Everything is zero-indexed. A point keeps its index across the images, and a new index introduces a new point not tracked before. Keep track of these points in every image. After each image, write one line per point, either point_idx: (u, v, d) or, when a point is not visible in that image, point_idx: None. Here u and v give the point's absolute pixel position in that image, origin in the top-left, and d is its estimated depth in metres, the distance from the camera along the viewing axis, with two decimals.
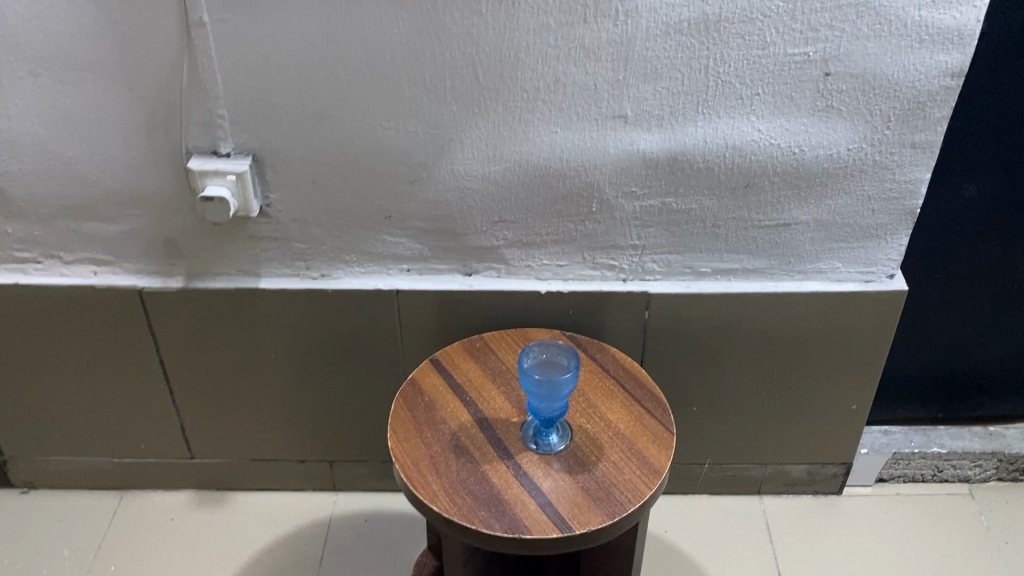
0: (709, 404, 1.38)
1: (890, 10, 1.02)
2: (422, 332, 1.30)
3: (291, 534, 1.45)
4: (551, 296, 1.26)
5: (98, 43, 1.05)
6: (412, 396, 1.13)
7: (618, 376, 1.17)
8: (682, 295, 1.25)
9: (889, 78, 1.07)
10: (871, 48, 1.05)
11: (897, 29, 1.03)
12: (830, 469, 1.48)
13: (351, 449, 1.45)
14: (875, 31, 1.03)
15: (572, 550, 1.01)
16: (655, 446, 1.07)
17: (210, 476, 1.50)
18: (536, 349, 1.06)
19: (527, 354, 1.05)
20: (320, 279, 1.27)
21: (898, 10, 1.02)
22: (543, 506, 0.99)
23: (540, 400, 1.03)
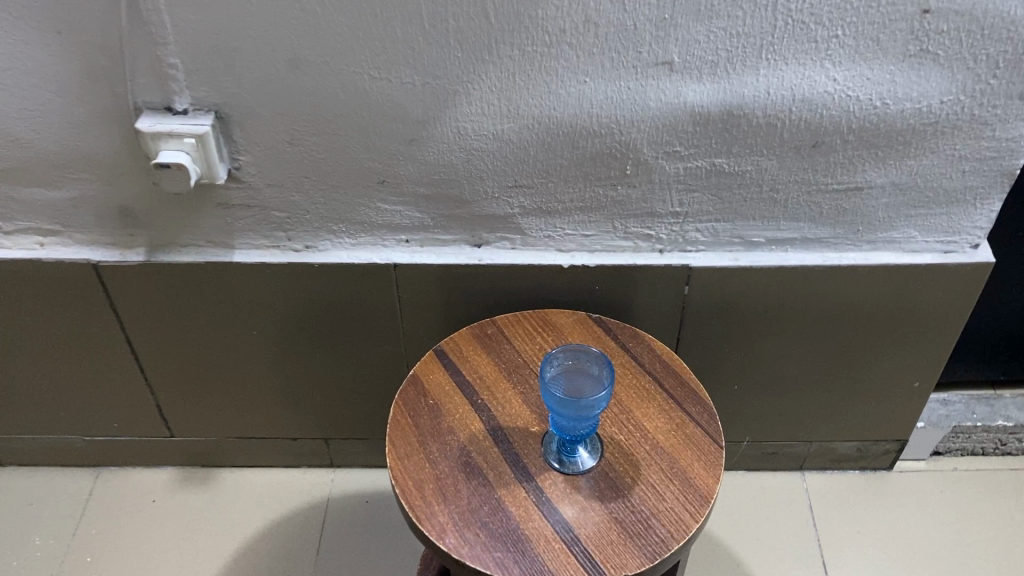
0: (751, 382, 1.22)
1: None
2: (425, 309, 1.12)
3: (285, 518, 1.32)
4: (575, 270, 1.07)
5: None
6: (414, 400, 0.97)
7: (656, 372, 1.00)
8: (729, 269, 1.07)
9: (1005, 16, 0.85)
10: None
11: None
12: (881, 446, 1.33)
13: (348, 428, 1.30)
14: None
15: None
16: (701, 464, 0.91)
17: (193, 453, 1.36)
18: (563, 353, 0.89)
19: (552, 359, 0.89)
20: (304, 251, 1.08)
21: None
22: (571, 546, 0.84)
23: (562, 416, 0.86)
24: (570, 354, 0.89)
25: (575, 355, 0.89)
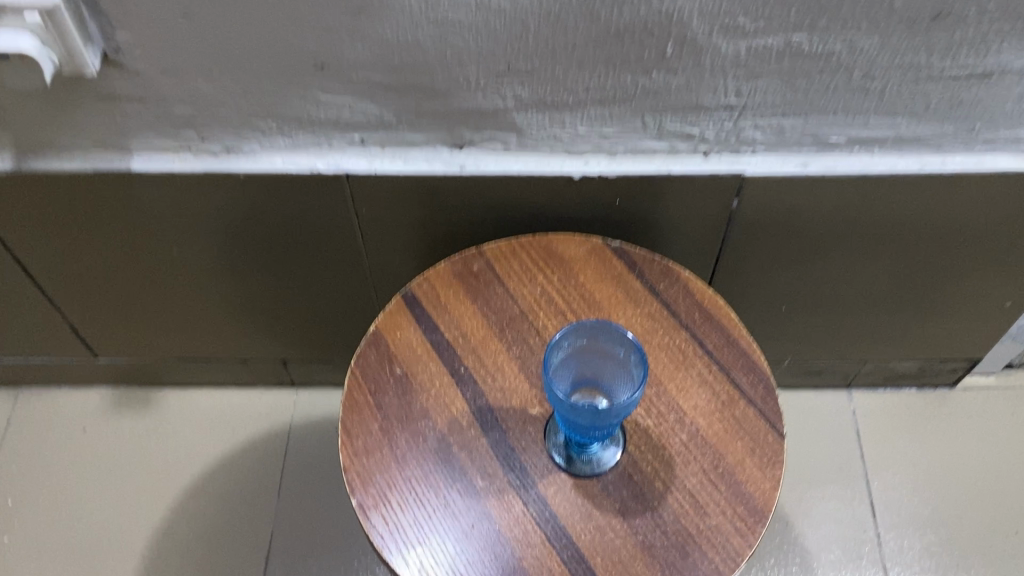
0: (803, 301, 0.98)
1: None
2: (392, 224, 0.87)
3: (241, 449, 1.13)
4: (589, 180, 0.81)
5: None
6: (377, 369, 0.73)
7: (695, 325, 0.75)
8: (794, 178, 0.80)
9: None
10: None
11: None
12: (948, 365, 1.11)
13: (307, 349, 1.09)
14: None
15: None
16: (755, 462, 0.69)
17: (126, 373, 1.14)
18: (574, 332, 0.66)
19: (559, 343, 0.65)
20: (226, 155, 0.81)
21: None
22: None
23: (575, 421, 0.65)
24: (586, 334, 0.66)
25: (591, 334, 0.66)
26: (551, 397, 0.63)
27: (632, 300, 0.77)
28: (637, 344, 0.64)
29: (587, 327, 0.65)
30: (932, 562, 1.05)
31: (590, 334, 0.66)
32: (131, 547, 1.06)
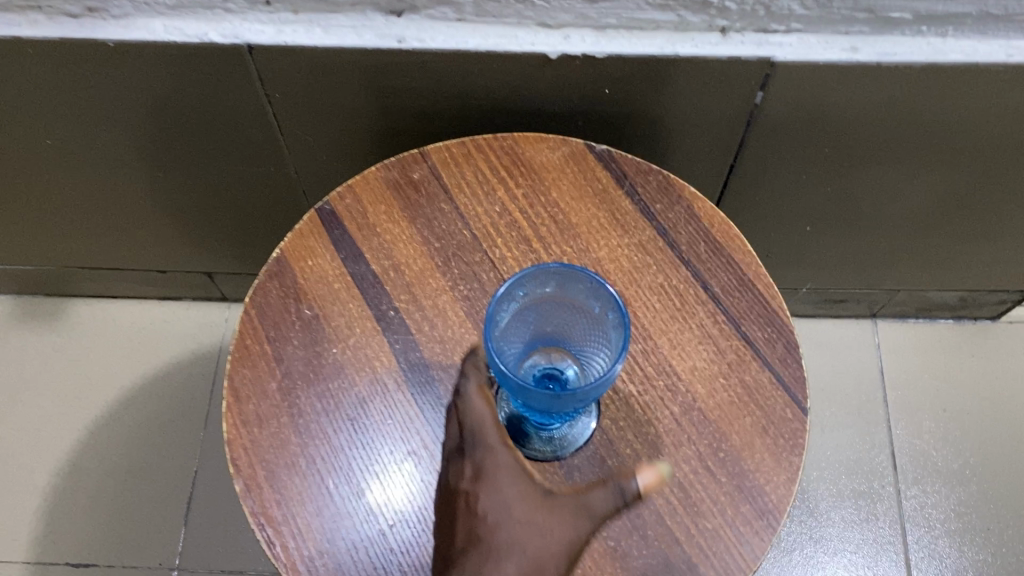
0: (831, 219, 0.80)
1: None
2: (317, 114, 0.68)
3: (162, 375, 0.98)
4: (570, 63, 0.61)
5: None
6: (279, 311, 0.56)
7: (698, 261, 0.58)
8: (837, 68, 0.61)
9: None
10: None
11: None
12: (995, 296, 0.94)
13: (235, 258, 0.93)
14: None
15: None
16: (768, 445, 0.52)
17: (29, 280, 0.98)
18: (533, 277, 0.49)
19: (511, 293, 0.48)
20: (87, 21, 0.61)
21: None
22: None
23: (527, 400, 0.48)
24: (550, 280, 0.49)
25: (558, 281, 0.49)
26: (496, 371, 0.46)
27: (618, 225, 0.59)
28: (619, 300, 0.47)
29: (552, 271, 0.48)
30: (958, 523, 0.91)
31: (556, 281, 0.49)
32: (33, 484, 0.92)
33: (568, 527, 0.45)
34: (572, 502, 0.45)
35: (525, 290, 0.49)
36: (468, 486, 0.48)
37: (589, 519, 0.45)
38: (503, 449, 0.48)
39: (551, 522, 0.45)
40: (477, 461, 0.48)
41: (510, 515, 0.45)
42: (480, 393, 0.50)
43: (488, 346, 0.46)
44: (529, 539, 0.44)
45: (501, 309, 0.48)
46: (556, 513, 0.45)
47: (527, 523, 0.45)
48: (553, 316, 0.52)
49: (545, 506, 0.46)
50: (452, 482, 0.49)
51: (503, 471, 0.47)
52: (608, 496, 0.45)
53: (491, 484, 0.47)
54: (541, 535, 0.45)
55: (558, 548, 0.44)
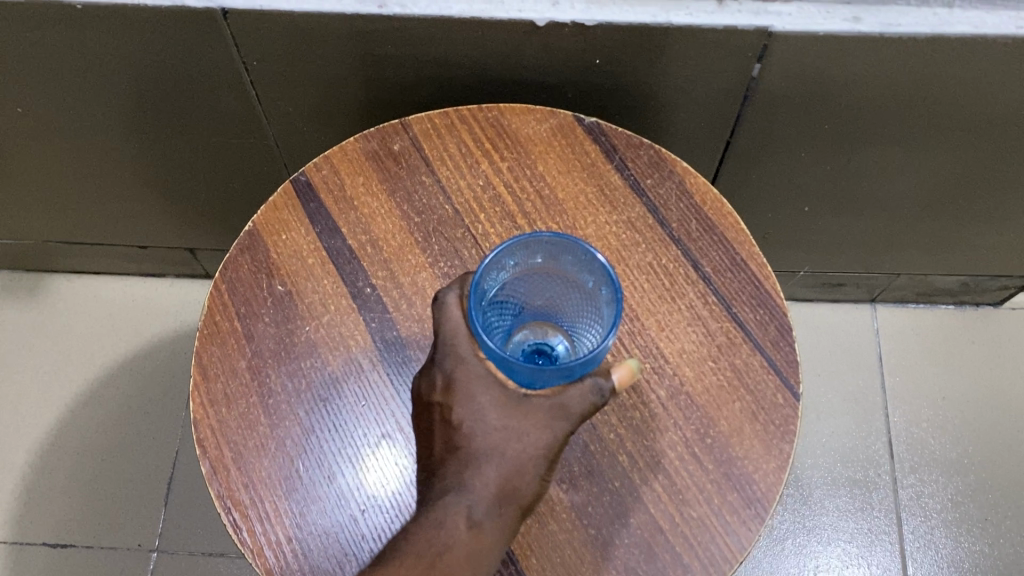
0: (830, 200, 0.78)
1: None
2: (297, 83, 0.66)
3: (143, 353, 0.96)
4: (558, 31, 0.59)
5: None
6: (250, 286, 0.53)
7: (688, 239, 0.55)
8: (838, 39, 0.58)
9: None
10: None
11: None
12: (998, 281, 0.92)
13: (218, 234, 0.90)
14: None
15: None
16: (757, 432, 0.50)
17: (7, 255, 0.95)
18: (526, 248, 0.47)
19: (500, 263, 0.46)
20: None
21: None
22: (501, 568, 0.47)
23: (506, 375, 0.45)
24: (542, 254, 0.47)
25: (551, 254, 0.47)
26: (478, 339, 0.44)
27: (606, 201, 0.56)
28: (614, 278, 0.45)
29: (545, 243, 0.46)
30: (955, 513, 0.89)
31: (549, 255, 0.47)
32: (10, 462, 0.91)
33: (547, 430, 0.43)
34: (550, 404, 0.44)
35: (516, 262, 0.47)
36: (439, 398, 0.45)
37: (568, 418, 0.44)
38: (477, 357, 0.45)
39: (530, 427, 0.43)
40: (449, 372, 0.45)
41: (487, 425, 0.44)
42: (458, 303, 0.45)
43: (473, 314, 0.44)
44: (509, 445, 0.43)
45: (488, 278, 0.46)
46: (534, 417, 0.43)
47: (505, 428, 0.44)
48: (543, 292, 0.49)
49: (522, 411, 0.44)
50: (420, 393, 0.46)
51: (477, 378, 0.45)
52: (587, 396, 0.43)
53: (464, 393, 0.44)
54: (520, 438, 0.43)
55: (537, 450, 0.43)
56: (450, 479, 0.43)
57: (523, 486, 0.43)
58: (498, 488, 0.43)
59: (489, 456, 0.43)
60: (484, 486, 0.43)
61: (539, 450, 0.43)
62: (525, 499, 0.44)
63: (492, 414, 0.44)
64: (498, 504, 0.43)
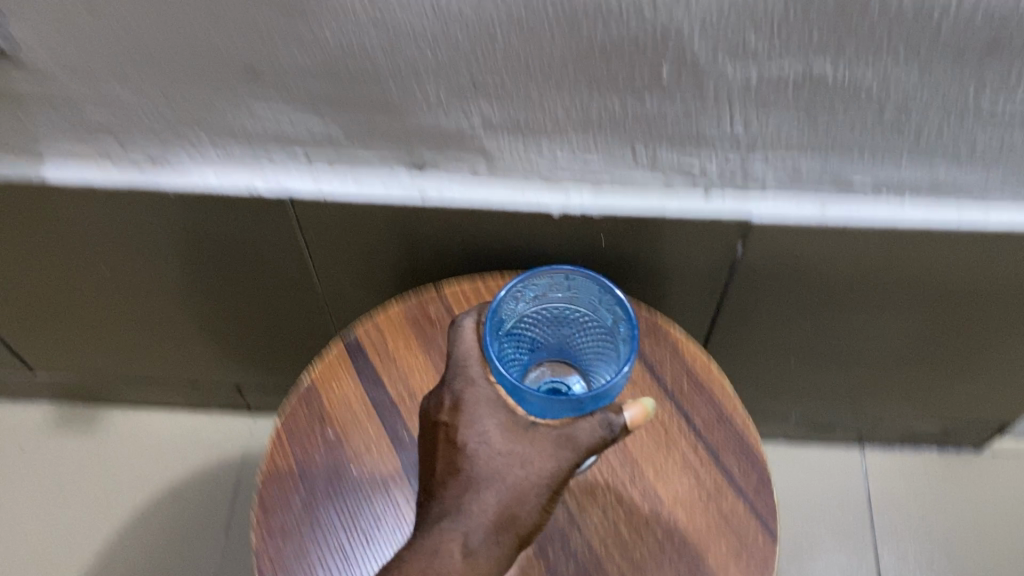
0: (814, 355, 0.87)
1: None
2: (347, 253, 0.77)
3: (186, 483, 1.04)
4: (572, 217, 0.70)
5: None
6: (306, 432, 0.63)
7: (681, 396, 0.64)
8: (807, 225, 0.69)
9: None
10: None
11: None
12: (975, 428, 0.99)
13: (263, 373, 1.00)
14: None
15: None
16: (741, 568, 0.58)
17: (69, 388, 1.05)
18: (545, 278, 0.58)
19: (521, 291, 0.58)
20: (151, 170, 0.71)
21: None
22: None
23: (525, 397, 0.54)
24: (558, 284, 0.59)
25: (567, 285, 0.59)
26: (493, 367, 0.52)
27: None
28: (628, 308, 0.56)
29: (562, 276, 0.58)
30: None
31: (565, 286, 0.59)
32: None
33: (549, 459, 0.49)
34: (556, 433, 0.50)
35: (533, 292, 0.59)
36: (447, 416, 0.53)
37: (573, 451, 0.49)
38: (485, 382, 0.53)
39: (532, 454, 0.50)
40: (458, 390, 0.53)
41: (490, 447, 0.51)
42: (473, 328, 0.54)
43: (489, 345, 0.53)
44: (510, 470, 0.50)
45: (506, 309, 0.57)
46: (539, 444, 0.50)
47: (507, 453, 0.50)
48: (558, 322, 0.61)
49: (526, 432, 0.51)
50: (430, 414, 0.54)
51: (484, 401, 0.52)
52: (597, 425, 0.49)
53: (470, 417, 0.52)
54: (522, 464, 0.50)
55: (540, 481, 0.49)
56: (453, 508, 0.49)
57: (520, 516, 0.49)
58: (495, 518, 0.49)
59: (491, 480, 0.50)
60: (482, 517, 0.49)
61: (540, 480, 0.49)
62: (523, 528, 0.49)
63: (494, 436, 0.51)
64: (495, 532, 0.49)
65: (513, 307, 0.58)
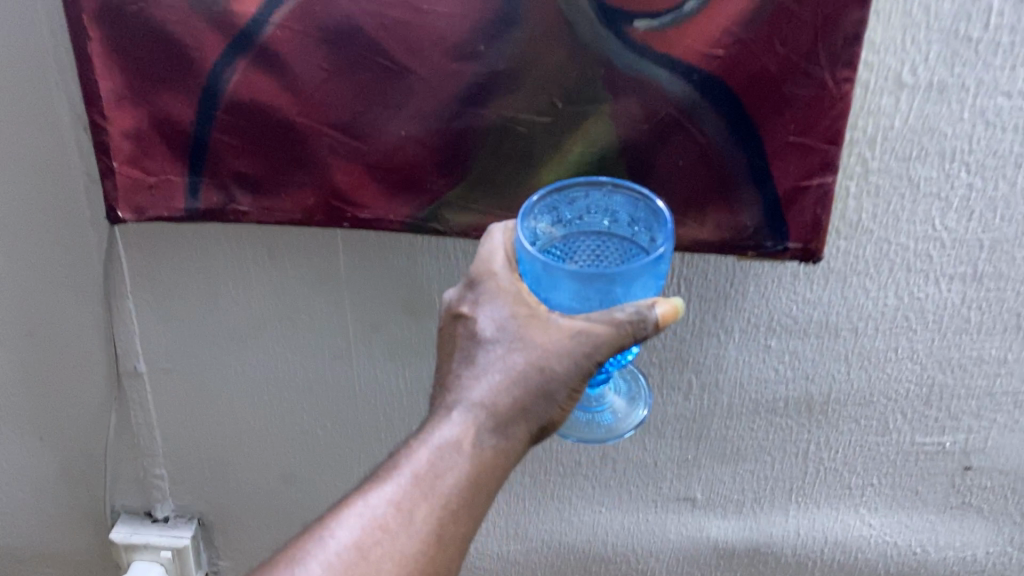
0: None
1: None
2: None
3: None
4: None
5: (20, 392, 0.81)
6: None
7: None
8: None
9: None
10: None
11: None
12: None
13: None
14: None
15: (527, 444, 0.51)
16: None
17: None
18: (582, 196, 0.55)
19: (557, 204, 0.55)
20: None
21: None
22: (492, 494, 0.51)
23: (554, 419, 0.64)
24: (592, 205, 0.55)
25: (605, 208, 0.55)
26: (521, 259, 0.51)
27: None
28: (667, 211, 0.51)
29: (602, 192, 0.54)
30: None
31: (599, 207, 0.55)
32: None
33: (563, 357, 0.49)
34: (575, 330, 0.48)
35: (571, 215, 0.55)
36: (469, 302, 0.52)
37: (591, 343, 0.48)
38: (508, 278, 0.51)
39: (549, 346, 0.49)
40: (479, 274, 0.52)
41: (507, 327, 0.50)
42: (505, 231, 0.54)
43: (519, 249, 0.52)
44: (523, 354, 0.49)
45: (536, 222, 0.54)
46: (556, 337, 0.49)
47: (521, 340, 0.49)
48: (594, 256, 0.55)
49: (545, 326, 0.49)
50: (455, 305, 0.53)
51: (504, 290, 0.51)
52: (620, 321, 0.48)
53: (487, 301, 0.51)
54: (537, 349, 0.49)
55: (558, 361, 0.49)
56: (464, 394, 0.50)
57: (527, 402, 0.49)
58: (503, 406, 0.49)
59: (502, 367, 0.49)
60: (488, 402, 0.49)
61: (549, 376, 0.49)
62: (534, 423, 0.50)
63: (510, 321, 0.50)
64: (505, 427, 0.49)
65: (549, 225, 0.55)
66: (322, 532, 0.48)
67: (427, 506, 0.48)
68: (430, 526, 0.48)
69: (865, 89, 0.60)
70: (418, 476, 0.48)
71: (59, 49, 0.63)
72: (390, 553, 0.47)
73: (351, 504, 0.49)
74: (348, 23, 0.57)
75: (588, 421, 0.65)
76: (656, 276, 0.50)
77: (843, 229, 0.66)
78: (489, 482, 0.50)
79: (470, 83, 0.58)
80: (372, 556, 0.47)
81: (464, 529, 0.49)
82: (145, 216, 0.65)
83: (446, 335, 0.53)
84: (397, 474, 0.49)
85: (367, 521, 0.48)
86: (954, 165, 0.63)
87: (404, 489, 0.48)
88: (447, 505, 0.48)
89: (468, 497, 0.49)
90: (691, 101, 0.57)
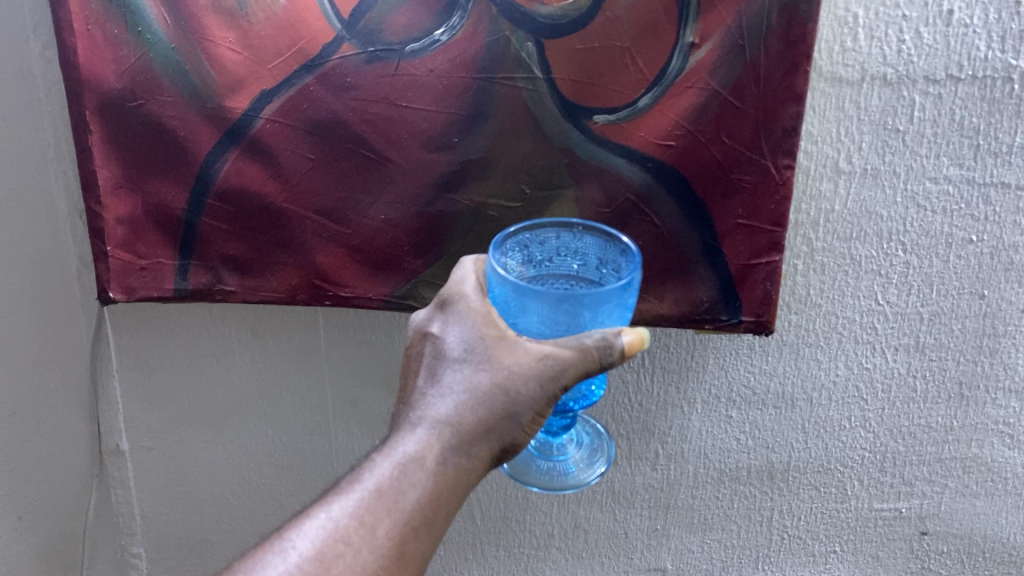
0: None
1: (1006, 455, 0.76)
2: None
3: None
4: None
5: None
6: None
7: None
8: None
9: (1006, 540, 0.79)
10: (982, 505, 0.78)
11: (1018, 486, 0.77)
12: None
13: None
14: (986, 487, 0.78)
15: (487, 466, 0.50)
16: None
17: None
18: (550, 236, 0.56)
19: (527, 242, 0.56)
20: None
21: (1018, 466, 0.76)
22: (449, 516, 0.49)
23: (516, 467, 0.66)
24: (562, 246, 0.57)
25: (575, 251, 0.57)
26: (492, 284, 0.52)
27: None
28: (636, 246, 0.53)
29: (573, 233, 0.56)
30: None
31: (568, 249, 0.57)
32: None
33: (530, 379, 0.48)
34: (541, 354, 0.49)
35: (541, 255, 0.57)
36: (439, 322, 0.52)
37: (555, 368, 0.48)
38: (478, 299, 0.52)
39: (515, 367, 0.49)
40: (449, 296, 0.53)
41: (473, 348, 0.50)
42: (477, 261, 0.55)
43: (489, 275, 0.52)
44: (490, 375, 0.49)
45: (509, 256, 0.55)
46: (522, 361, 0.49)
47: (487, 361, 0.49)
48: None
49: (512, 348, 0.49)
50: (425, 326, 0.53)
51: (472, 312, 0.51)
52: (587, 346, 0.48)
53: (456, 323, 0.51)
54: (504, 370, 0.49)
55: (523, 384, 0.48)
56: (428, 413, 0.49)
57: (491, 422, 0.49)
58: (467, 424, 0.49)
59: (467, 387, 0.49)
60: (453, 418, 0.49)
61: (513, 399, 0.49)
62: (496, 442, 0.49)
63: (477, 343, 0.50)
64: (469, 445, 0.49)
65: (519, 263, 0.56)
66: (280, 543, 0.46)
67: (391, 520, 0.46)
68: (392, 541, 0.46)
69: (806, 176, 0.66)
70: (382, 491, 0.47)
71: (59, 142, 0.68)
72: (351, 567, 0.45)
73: (312, 515, 0.47)
74: (332, 117, 0.62)
75: (550, 469, 0.67)
76: (622, 305, 0.51)
77: (793, 304, 0.71)
78: (451, 501, 0.49)
79: (444, 171, 0.64)
80: (334, 569, 0.45)
81: (425, 549, 0.48)
82: (136, 297, 0.68)
83: (412, 357, 0.53)
84: (360, 487, 0.47)
85: (328, 532, 0.46)
86: (892, 244, 0.68)
87: (367, 504, 0.47)
88: (411, 521, 0.47)
89: (431, 515, 0.48)
90: (647, 186, 0.63)
